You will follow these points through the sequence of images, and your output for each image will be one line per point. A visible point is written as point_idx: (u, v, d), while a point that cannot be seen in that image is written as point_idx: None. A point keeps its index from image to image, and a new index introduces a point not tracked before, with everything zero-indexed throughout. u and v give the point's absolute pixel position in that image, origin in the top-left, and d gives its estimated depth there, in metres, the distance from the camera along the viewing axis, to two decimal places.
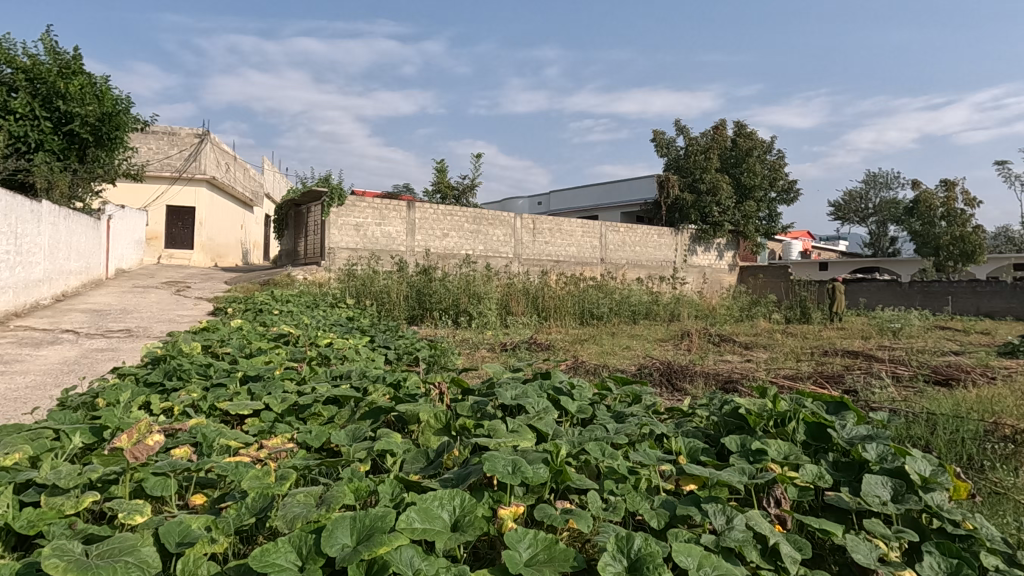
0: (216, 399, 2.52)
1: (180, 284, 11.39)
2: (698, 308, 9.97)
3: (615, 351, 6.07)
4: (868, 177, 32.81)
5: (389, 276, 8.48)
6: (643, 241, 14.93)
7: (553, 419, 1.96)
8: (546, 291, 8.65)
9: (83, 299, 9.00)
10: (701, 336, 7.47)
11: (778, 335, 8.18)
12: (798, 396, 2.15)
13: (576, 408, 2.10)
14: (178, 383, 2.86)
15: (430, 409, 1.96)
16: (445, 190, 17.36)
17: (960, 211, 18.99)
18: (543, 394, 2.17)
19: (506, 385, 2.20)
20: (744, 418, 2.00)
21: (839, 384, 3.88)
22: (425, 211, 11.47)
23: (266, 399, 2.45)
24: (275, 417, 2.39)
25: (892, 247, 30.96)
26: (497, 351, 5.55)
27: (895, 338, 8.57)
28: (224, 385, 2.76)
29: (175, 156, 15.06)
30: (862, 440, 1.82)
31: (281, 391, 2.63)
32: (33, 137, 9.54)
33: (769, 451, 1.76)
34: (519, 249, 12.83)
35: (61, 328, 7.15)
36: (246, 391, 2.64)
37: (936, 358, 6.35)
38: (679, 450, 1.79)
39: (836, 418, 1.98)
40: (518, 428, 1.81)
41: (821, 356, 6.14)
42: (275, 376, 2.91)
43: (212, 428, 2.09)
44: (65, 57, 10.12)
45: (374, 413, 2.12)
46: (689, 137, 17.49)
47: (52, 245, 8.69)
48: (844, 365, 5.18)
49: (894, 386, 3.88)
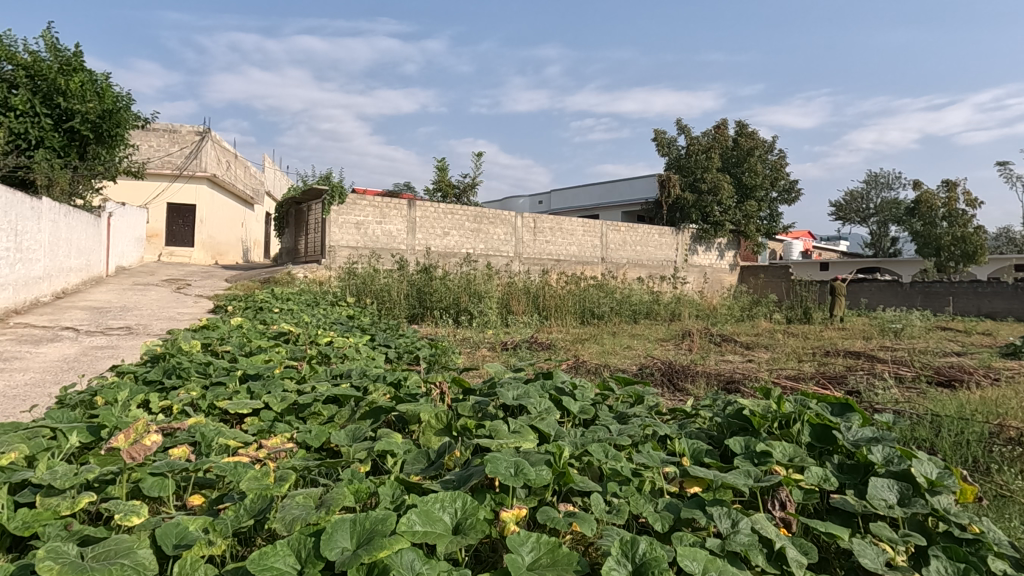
0: (216, 398, 2.50)
1: (180, 282, 11.38)
2: (698, 307, 9.95)
3: (615, 350, 6.05)
4: (869, 177, 32.78)
5: (390, 274, 8.46)
6: (644, 240, 14.91)
7: (555, 420, 1.94)
8: (547, 290, 8.64)
9: (84, 297, 8.99)
10: (702, 336, 7.46)
11: (779, 335, 8.16)
12: (803, 398, 2.12)
13: (577, 408, 2.08)
14: (177, 381, 2.84)
15: (430, 409, 1.94)
16: (446, 189, 17.34)
17: (962, 212, 18.96)
18: (544, 394, 2.15)
19: (507, 385, 2.18)
20: (748, 419, 1.99)
21: (841, 385, 3.86)
22: (426, 210, 11.46)
23: (266, 398, 2.44)
24: (275, 417, 2.38)
25: (892, 247, 30.96)
26: (497, 351, 5.54)
27: (896, 338, 8.56)
28: (223, 383, 2.74)
29: (176, 154, 15.03)
30: (868, 443, 1.80)
31: (281, 390, 2.61)
32: (33, 134, 9.52)
33: (773, 453, 1.74)
34: (520, 248, 12.82)
35: (61, 325, 7.14)
36: (246, 390, 2.62)
37: (937, 358, 6.32)
38: (682, 452, 1.78)
39: (841, 420, 1.96)
40: (520, 429, 1.80)
41: (823, 356, 6.12)
42: (274, 374, 2.88)
43: (211, 428, 2.07)
44: (65, 54, 10.10)
45: (374, 413, 2.09)
46: (690, 136, 17.47)
47: (52, 242, 8.67)
48: (846, 366, 5.17)
49: (897, 387, 3.86)
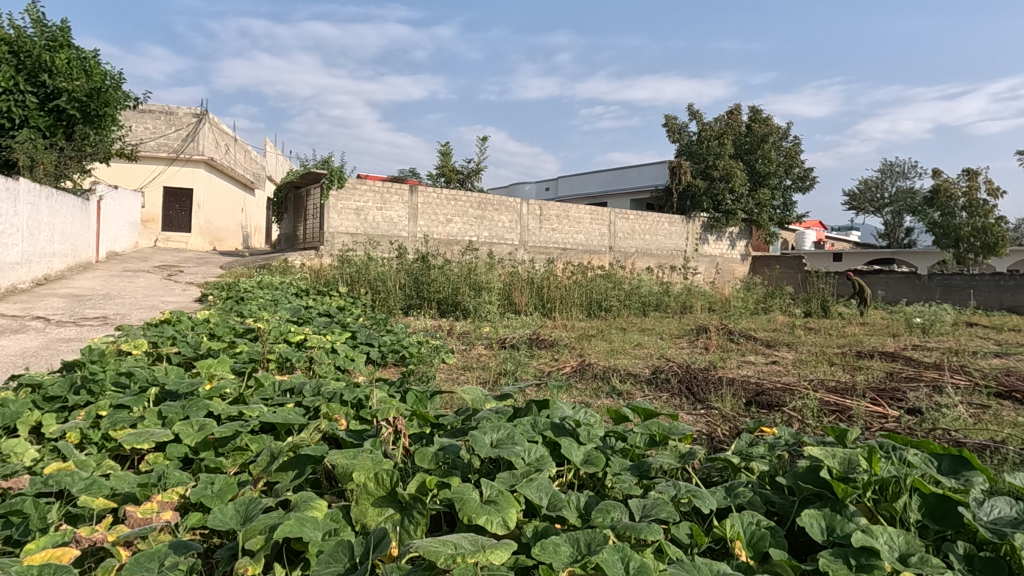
0: (112, 426, 1.94)
1: (172, 268, 10.84)
2: (711, 300, 9.34)
3: (625, 349, 5.44)
4: (884, 165, 31.73)
5: (387, 263, 7.85)
6: (654, 228, 14.25)
7: (548, 480, 1.38)
8: (551, 281, 8.04)
9: (66, 284, 8.45)
10: (719, 332, 6.84)
11: (800, 331, 7.57)
12: (897, 447, 1.50)
13: (581, 457, 1.51)
14: (84, 399, 2.28)
15: (368, 465, 1.37)
16: (449, 174, 16.75)
17: (983, 202, 18.10)
18: (537, 438, 1.58)
19: (486, 423, 1.60)
20: (825, 479, 1.36)
21: (898, 402, 3.25)
22: (428, 195, 10.84)
23: (178, 427, 1.90)
24: (187, 453, 1.85)
25: (906, 238, 30.21)
26: (494, 350, 4.99)
27: (925, 336, 7.94)
28: (129, 405, 2.14)
29: (172, 136, 14.45)
30: (1015, 528, 1.20)
31: (202, 413, 2.06)
32: (17, 113, 8.90)
33: (877, 549, 1.15)
34: (525, 236, 12.21)
35: (32, 315, 6.61)
36: (157, 414, 2.05)
37: (978, 362, 5.70)
38: (735, 538, 1.22)
39: (961, 486, 1.35)
40: (498, 504, 1.25)
41: (857, 359, 5.49)
42: (201, 392, 2.29)
43: (73, 480, 1.52)
44: (52, 30, 9.42)
45: (298, 461, 1.51)
46: (702, 122, 16.76)
47: (32, 226, 8.11)
48: (887, 372, 4.57)
49: (962, 404, 3.25)
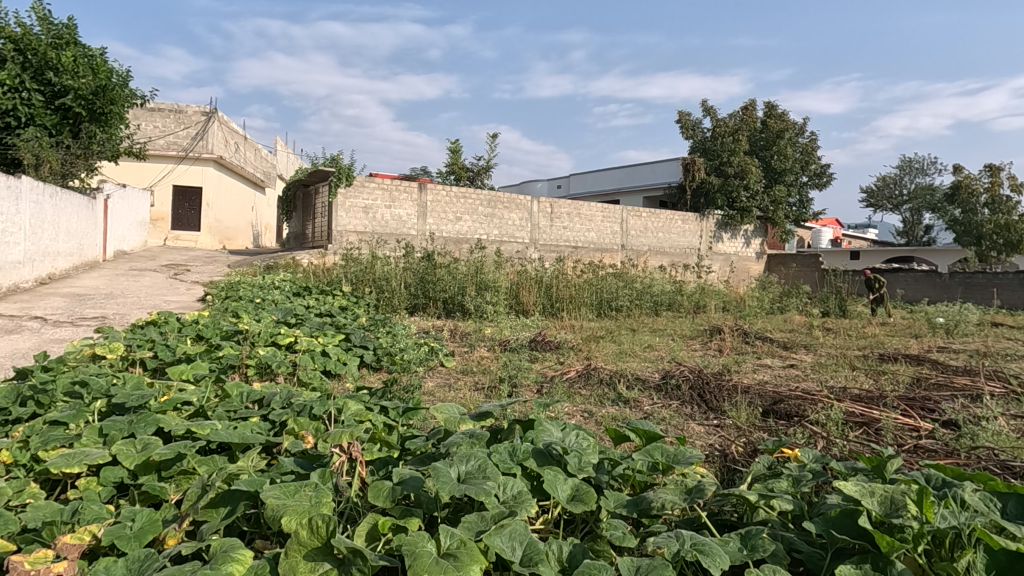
0: (43, 446, 1.73)
1: (179, 267, 10.69)
2: (725, 299, 9.03)
3: (634, 351, 5.20)
4: (902, 160, 31.01)
5: (392, 261, 7.62)
6: (667, 226, 13.94)
7: (523, 524, 1.13)
8: (561, 280, 7.76)
9: (69, 283, 8.30)
10: (732, 333, 6.55)
11: (819, 333, 7.26)
12: (951, 486, 1.23)
13: (568, 493, 1.26)
14: (29, 411, 2.08)
15: (303, 507, 1.14)
16: (459, 172, 16.55)
17: (1006, 199, 17.60)
18: (515, 469, 1.35)
19: (455, 451, 1.35)
20: (864, 529, 1.11)
21: (931, 414, 2.96)
22: (437, 193, 10.62)
23: (116, 448, 1.66)
24: (126, 477, 1.62)
25: (925, 235, 29.58)
26: (496, 352, 4.77)
27: (950, 337, 7.58)
28: (67, 423, 1.91)
29: (181, 135, 14.08)
30: None
31: (149, 430, 1.81)
32: (22, 111, 8.76)
33: None
34: (536, 234, 11.97)
35: (31, 315, 6.45)
36: (99, 432, 1.83)
37: (1005, 364, 5.39)
38: None
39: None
40: (457, 560, 1.01)
41: (880, 363, 5.17)
42: (155, 406, 2.06)
43: None
44: (59, 27, 9.27)
45: (231, 497, 1.30)
46: (717, 118, 16.39)
47: (36, 225, 7.97)
48: (914, 377, 4.27)
49: (1004, 416, 2.95)
